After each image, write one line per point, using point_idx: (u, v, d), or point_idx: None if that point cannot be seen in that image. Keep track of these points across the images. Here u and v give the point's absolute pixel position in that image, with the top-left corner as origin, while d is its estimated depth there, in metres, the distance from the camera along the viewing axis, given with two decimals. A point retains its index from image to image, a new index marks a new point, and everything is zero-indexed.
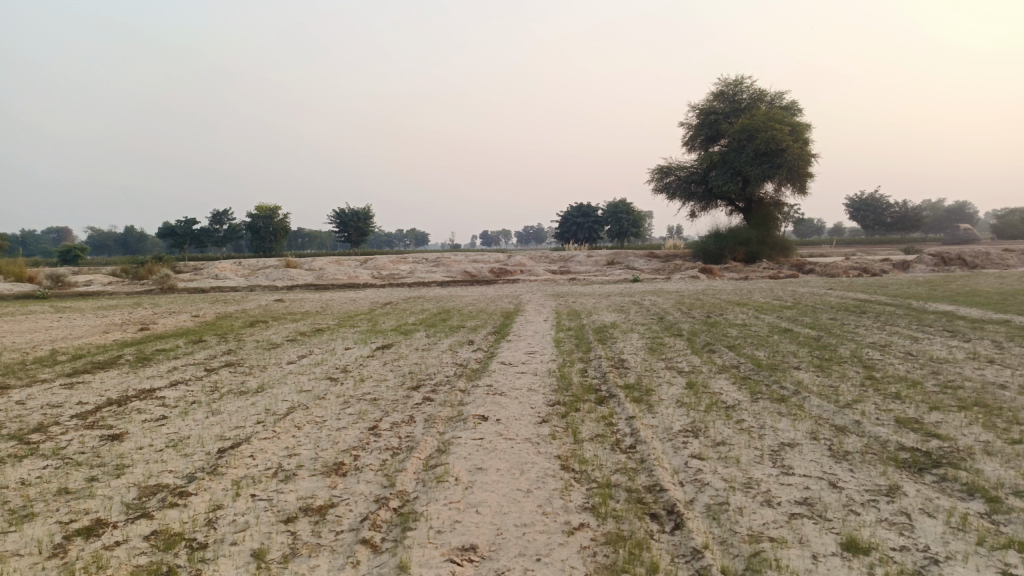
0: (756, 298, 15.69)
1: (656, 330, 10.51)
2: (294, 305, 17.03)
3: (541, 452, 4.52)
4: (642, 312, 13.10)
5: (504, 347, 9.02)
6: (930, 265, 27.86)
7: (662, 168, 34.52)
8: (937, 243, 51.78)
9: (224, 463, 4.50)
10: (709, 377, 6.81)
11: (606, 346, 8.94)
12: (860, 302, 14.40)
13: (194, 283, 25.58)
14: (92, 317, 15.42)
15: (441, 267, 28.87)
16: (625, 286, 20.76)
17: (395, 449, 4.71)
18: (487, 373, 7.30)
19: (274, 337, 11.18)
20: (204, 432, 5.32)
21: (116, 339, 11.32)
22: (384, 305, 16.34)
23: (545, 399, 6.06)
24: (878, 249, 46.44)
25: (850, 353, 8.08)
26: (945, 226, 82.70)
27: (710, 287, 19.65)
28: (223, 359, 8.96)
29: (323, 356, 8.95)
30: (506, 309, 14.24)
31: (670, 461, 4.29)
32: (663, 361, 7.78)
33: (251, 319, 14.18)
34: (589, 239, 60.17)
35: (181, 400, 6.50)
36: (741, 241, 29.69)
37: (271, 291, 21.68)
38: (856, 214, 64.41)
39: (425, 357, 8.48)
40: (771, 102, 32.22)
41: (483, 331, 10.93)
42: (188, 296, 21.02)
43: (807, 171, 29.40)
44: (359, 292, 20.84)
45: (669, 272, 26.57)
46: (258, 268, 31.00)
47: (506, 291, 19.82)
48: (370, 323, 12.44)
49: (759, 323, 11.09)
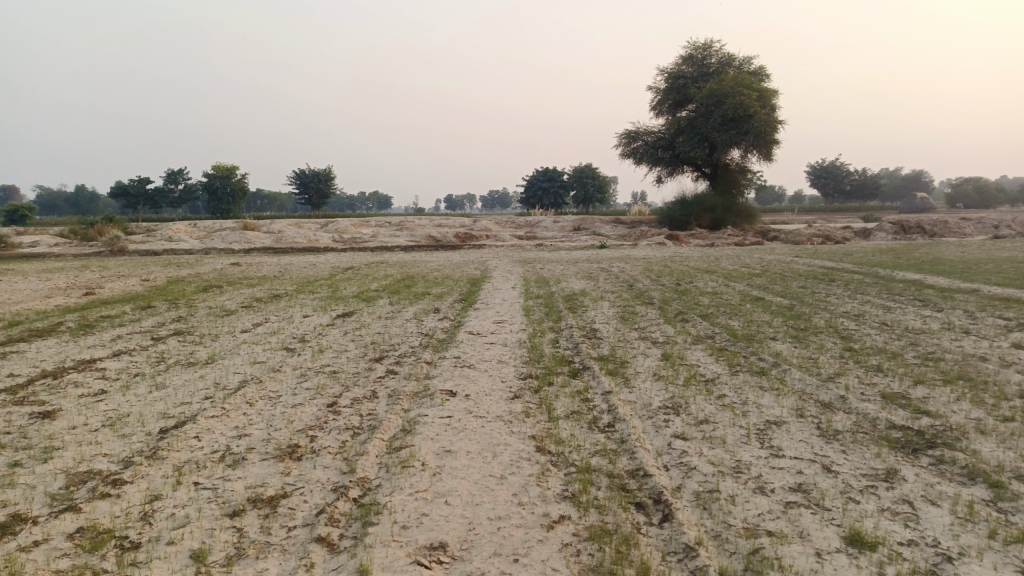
0: (725, 266, 15.55)
1: (626, 298, 10.25)
2: (251, 270, 16.37)
3: (514, 432, 4.20)
4: (612, 279, 12.83)
5: (472, 316, 8.66)
6: (890, 233, 28.14)
7: (629, 133, 34.09)
8: (894, 211, 52.55)
9: (166, 446, 4.08)
10: (685, 349, 6.56)
11: (577, 315, 8.64)
12: (827, 270, 14.34)
13: (147, 245, 24.62)
14: (34, 280, 14.58)
15: (405, 231, 28.28)
16: (592, 253, 20.45)
17: (355, 429, 4.35)
18: (454, 343, 6.94)
19: (228, 303, 10.63)
20: (146, 409, 4.87)
21: (58, 304, 10.65)
22: (345, 270, 15.79)
23: (515, 372, 5.74)
24: (839, 217, 46.92)
25: (826, 323, 7.90)
26: (902, 194, 84.20)
27: (677, 254, 19.52)
28: (173, 327, 8.43)
29: (281, 324, 8.49)
30: (472, 276, 13.85)
31: (652, 442, 4.01)
32: (636, 332, 7.52)
33: (204, 284, 13.54)
34: (555, 205, 59.83)
35: (123, 373, 6.02)
36: (706, 208, 29.61)
37: (228, 255, 20.92)
38: (817, 182, 65.13)
39: (389, 326, 8.09)
40: (739, 67, 31.94)
41: (449, 298, 10.53)
42: (140, 259, 20.08)
43: (774, 138, 29.32)
44: (320, 256, 20.22)
45: (635, 238, 26.36)
46: (214, 231, 29.93)
47: (472, 256, 19.36)
48: (330, 290, 11.92)
49: (730, 291, 10.89)
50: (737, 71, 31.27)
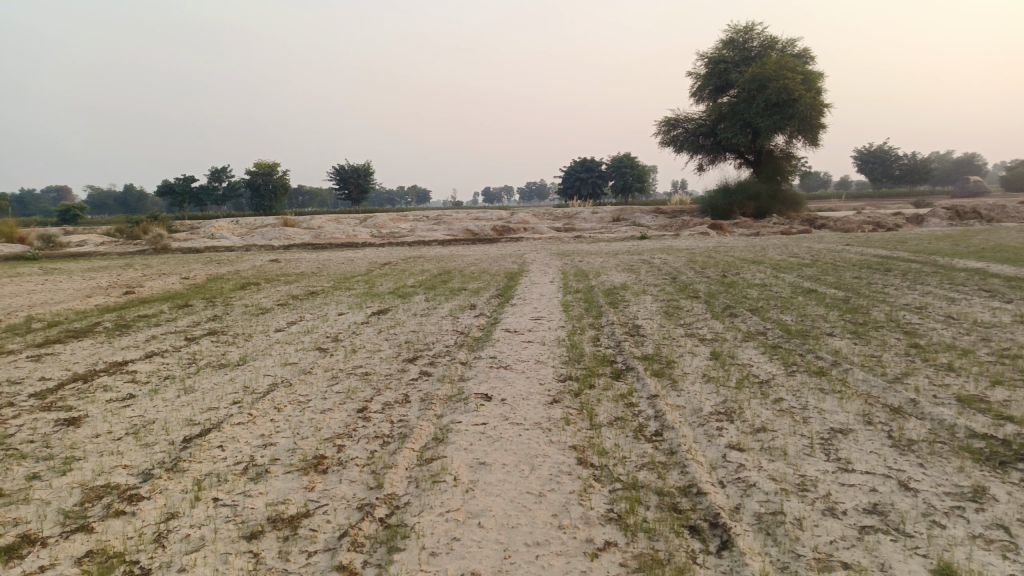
0: (772, 256, 14.97)
1: (670, 292, 9.85)
2: (290, 266, 16.36)
3: (554, 442, 3.90)
4: (654, 272, 12.40)
5: (509, 312, 8.35)
6: (944, 218, 26.99)
7: (669, 120, 33.36)
8: (946, 196, 50.65)
9: (188, 457, 3.89)
10: (736, 347, 6.17)
11: (619, 311, 8.28)
12: (882, 259, 13.65)
13: (189, 242, 24.94)
14: (78, 280, 14.74)
15: (443, 225, 28.13)
16: (633, 244, 19.94)
17: (385, 438, 4.09)
18: (491, 342, 6.66)
19: (264, 300, 10.55)
20: (171, 416, 4.70)
21: (98, 304, 10.68)
22: (383, 265, 15.62)
23: (554, 374, 5.42)
24: (888, 203, 45.36)
25: (886, 317, 7.40)
26: (954, 179, 81.30)
27: (720, 244, 18.91)
28: (207, 327, 8.33)
29: (314, 323, 8.31)
30: (510, 270, 13.54)
31: (705, 454, 3.67)
32: (682, 328, 7.13)
33: (242, 281, 13.51)
34: (593, 196, 59.19)
35: (153, 375, 5.89)
36: (750, 196, 28.80)
37: (267, 251, 20.99)
38: (864, 167, 63.25)
39: (424, 324, 7.85)
40: (783, 50, 30.95)
41: (486, 294, 10.25)
42: (182, 257, 20.25)
43: (820, 122, 28.35)
44: (358, 251, 20.16)
45: (677, 229, 25.75)
46: (254, 228, 30.18)
47: (510, 250, 19.06)
48: (366, 286, 11.75)
49: (780, 283, 10.40)
50: (780, 53, 30.35)
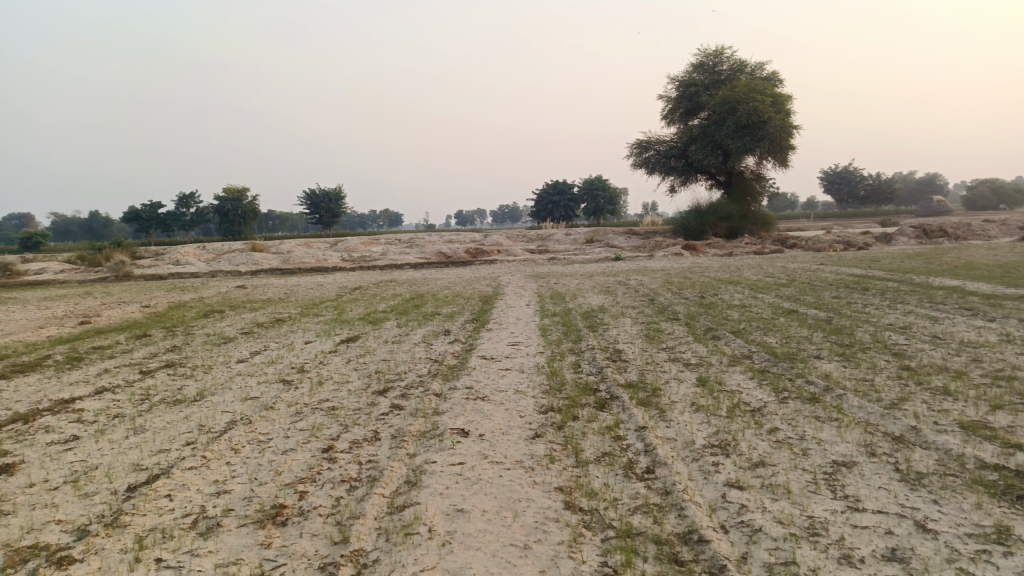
0: (747, 276, 14.86)
1: (649, 314, 9.62)
2: (257, 292, 15.86)
3: (537, 483, 3.57)
4: (631, 294, 12.19)
5: (484, 338, 8.03)
6: (912, 237, 27.30)
7: (640, 142, 33.52)
8: (910, 216, 51.55)
9: (131, 510, 3.49)
10: (722, 372, 5.91)
11: (598, 335, 8.00)
12: (858, 278, 13.59)
13: (154, 270, 24.23)
14: (32, 310, 14.08)
15: (415, 248, 27.78)
16: (608, 266, 19.77)
17: (353, 482, 3.73)
18: (466, 371, 6.32)
19: (227, 329, 10.08)
20: (116, 460, 4.28)
21: (50, 335, 10.12)
22: (353, 290, 15.22)
23: (535, 405, 5.10)
24: (855, 223, 46.08)
25: (871, 338, 7.22)
26: (917, 198, 82.99)
27: (695, 265, 18.85)
28: (164, 359, 7.86)
29: (280, 352, 7.90)
30: (484, 294, 13.23)
31: (702, 494, 3.37)
32: (665, 352, 6.87)
33: (206, 309, 13.01)
34: (565, 218, 59.28)
35: (101, 414, 5.45)
36: (722, 216, 28.91)
37: (234, 277, 20.46)
38: (830, 187, 64.37)
39: (396, 352, 7.49)
40: (751, 73, 31.33)
41: (460, 319, 9.91)
42: (145, 284, 19.61)
43: (790, 143, 28.62)
44: (328, 276, 19.72)
45: (650, 250, 25.69)
46: (221, 254, 29.54)
47: (483, 272, 18.79)
48: (335, 312, 11.34)
49: (759, 303, 10.23)
50: (749, 76, 30.68)
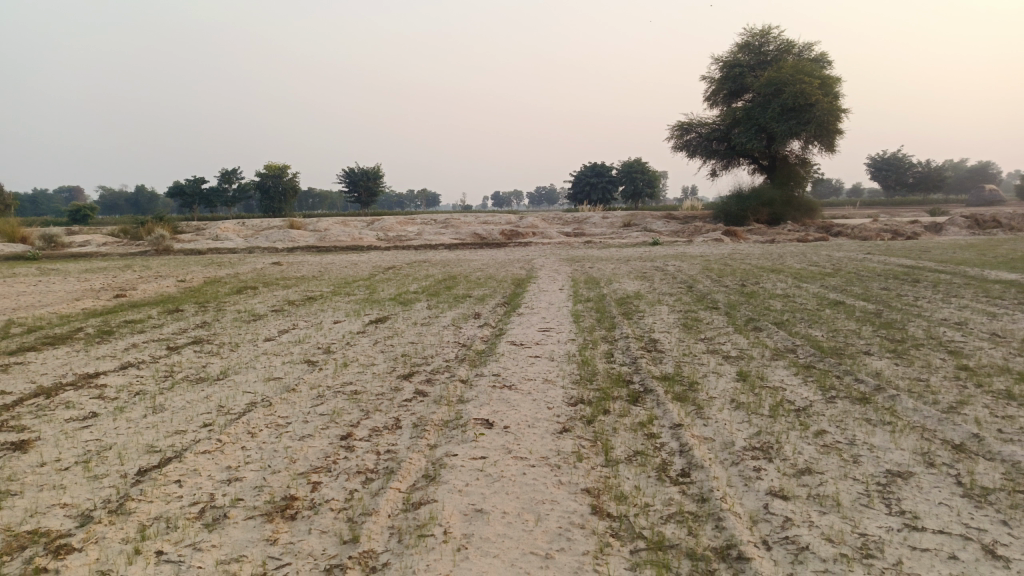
0: (790, 264, 14.35)
1: (687, 302, 9.29)
2: (291, 270, 15.85)
3: (563, 484, 3.34)
4: (669, 280, 11.82)
5: (515, 323, 7.79)
6: (963, 227, 26.22)
7: (681, 125, 32.77)
8: (961, 205, 49.77)
9: (138, 496, 3.34)
10: (764, 366, 5.59)
11: (633, 323, 7.71)
12: (908, 269, 13.00)
13: (192, 244, 24.48)
14: (72, 281, 14.27)
15: (450, 228, 27.64)
16: (645, 250, 19.34)
17: (369, 474, 3.54)
18: (494, 357, 6.10)
19: (258, 306, 10.01)
20: (130, 441, 4.16)
21: (85, 308, 10.17)
22: (386, 270, 15.09)
23: (564, 396, 4.85)
24: (903, 211, 44.64)
25: (925, 334, 6.79)
26: (969, 187, 80.09)
27: (735, 251, 18.33)
28: (192, 335, 7.79)
29: (307, 332, 7.76)
30: (517, 276, 12.99)
31: (742, 503, 3.09)
32: (703, 343, 6.56)
33: (240, 285, 13.01)
34: (603, 201, 58.60)
35: (123, 391, 5.36)
36: (764, 202, 28.12)
37: (271, 254, 20.54)
38: (877, 174, 62.52)
39: (424, 335, 7.29)
40: (799, 54, 30.30)
41: (491, 302, 9.70)
42: (183, 259, 19.80)
43: (837, 128, 27.66)
44: (363, 255, 19.67)
45: (689, 235, 25.13)
46: (260, 229, 29.71)
47: (518, 255, 18.53)
48: (367, 292, 11.22)
49: (804, 294, 9.80)
50: (797, 58, 29.69)
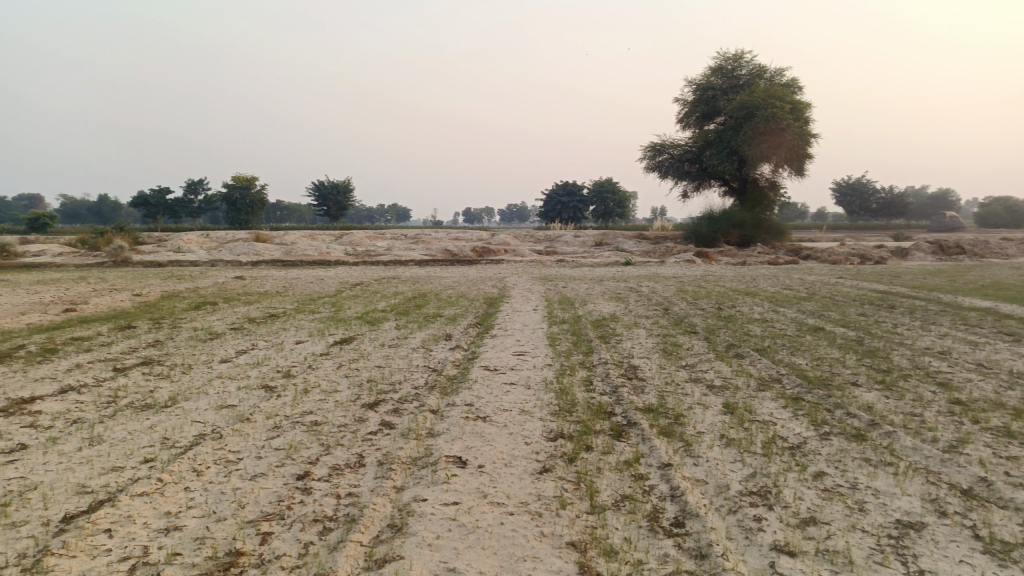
0: (765, 287, 14.25)
1: (665, 326, 9.03)
2: (255, 284, 15.30)
3: (547, 535, 2.99)
4: (644, 302, 11.58)
5: (488, 346, 7.44)
6: (928, 252, 26.56)
7: (654, 145, 32.87)
8: (924, 230, 50.73)
9: (58, 550, 2.90)
10: (752, 398, 5.32)
11: (611, 347, 7.40)
12: (882, 294, 12.92)
13: (153, 256, 23.70)
14: (21, 293, 13.55)
15: (421, 244, 27.24)
16: (618, 270, 19.16)
17: (327, 523, 3.15)
18: (467, 384, 5.74)
19: (217, 323, 9.52)
20: (59, 480, 3.70)
21: (30, 323, 9.56)
22: (354, 286, 14.64)
23: (542, 430, 4.51)
24: (868, 236, 45.34)
25: (911, 364, 6.59)
26: (929, 213, 81.98)
27: (708, 273, 18.22)
28: (143, 355, 7.29)
29: (267, 353, 7.31)
30: (490, 295, 12.66)
31: (747, 561, 2.77)
32: (685, 371, 6.27)
33: (199, 300, 12.45)
34: (574, 219, 58.60)
35: (60, 419, 4.88)
36: (735, 224, 28.22)
37: (235, 267, 19.93)
38: (842, 199, 63.61)
39: (392, 358, 6.90)
40: (770, 79, 30.63)
41: (463, 322, 9.33)
42: (142, 271, 19.08)
43: (807, 152, 27.91)
44: (330, 270, 19.18)
45: (660, 255, 25.09)
46: (224, 242, 28.93)
47: (489, 272, 18.19)
48: (332, 310, 10.77)
49: (781, 318, 9.62)
50: (768, 82, 29.98)
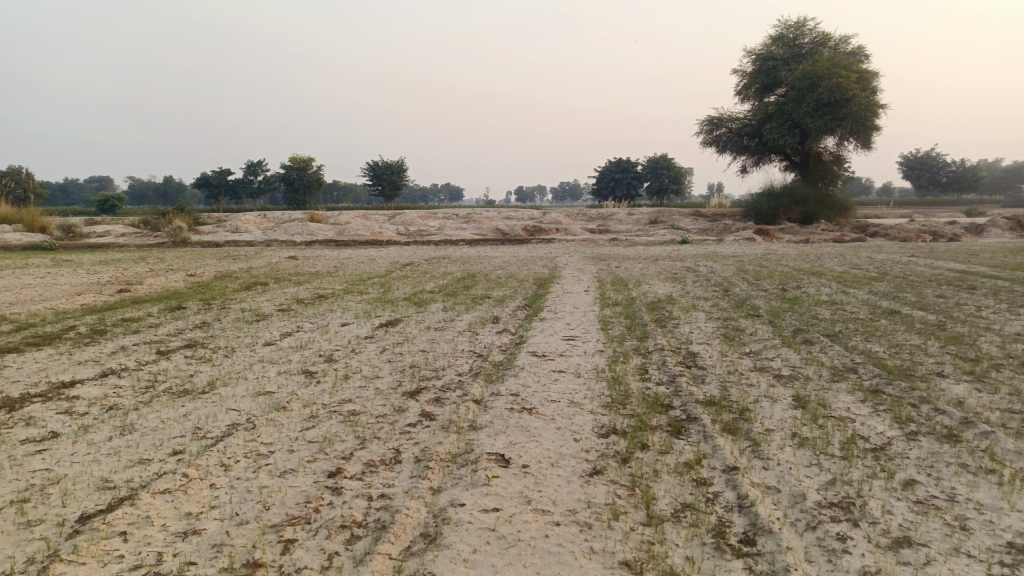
0: (830, 267, 13.50)
1: (725, 308, 8.52)
2: (306, 264, 15.26)
3: (597, 552, 2.65)
4: (702, 283, 11.06)
5: (537, 329, 7.09)
6: (1006, 229, 24.97)
7: (711, 120, 31.77)
8: (999, 205, 48.04)
9: (69, 555, 2.70)
10: (825, 391, 4.85)
11: (668, 332, 6.97)
12: (960, 274, 12.06)
13: (210, 236, 24.08)
14: (81, 274, 13.79)
15: (472, 224, 27.01)
16: (673, 249, 18.56)
17: (356, 531, 2.87)
18: (514, 371, 5.42)
19: (264, 304, 9.41)
20: (84, 473, 3.53)
21: (84, 304, 9.61)
22: (403, 266, 14.48)
23: (594, 425, 4.15)
24: (939, 211, 43.21)
25: (1002, 351, 5.97)
26: (1005, 187, 77.75)
27: (769, 251, 17.45)
28: (188, 337, 7.20)
29: (311, 336, 7.13)
30: (540, 275, 12.30)
31: None
32: (749, 359, 5.82)
33: (250, 281, 12.44)
34: (627, 197, 57.52)
35: (96, 405, 4.75)
36: (797, 200, 27.09)
37: (288, 247, 20.08)
38: (910, 173, 60.79)
39: (437, 342, 6.63)
40: (835, 47, 29.18)
41: (512, 304, 9.01)
42: (199, 251, 19.36)
43: (874, 124, 26.52)
44: (381, 250, 19.11)
45: (718, 233, 24.29)
46: (280, 222, 29.26)
47: (540, 252, 17.83)
48: (380, 290, 10.59)
49: (852, 300, 8.99)
50: (834, 51, 28.57)
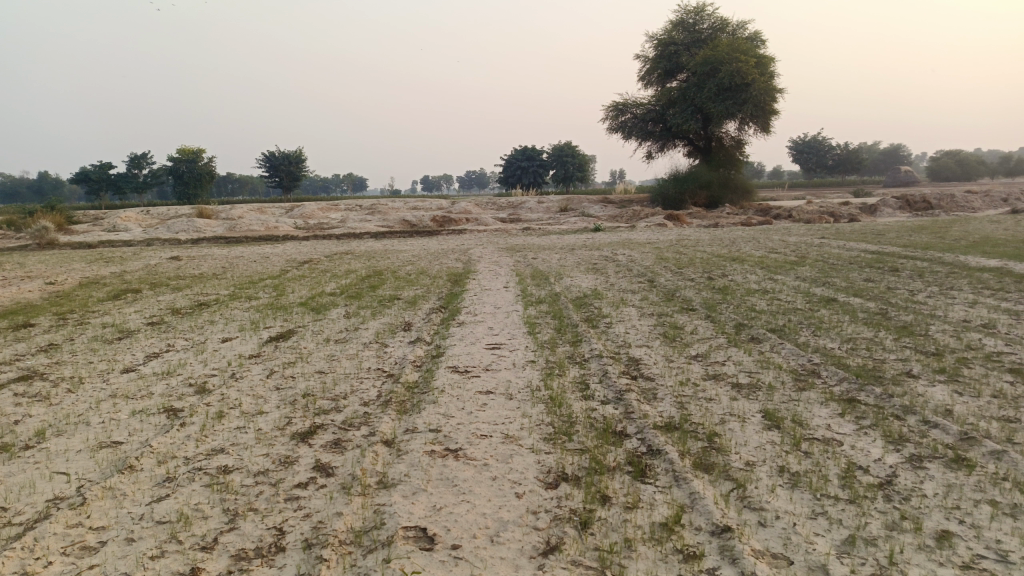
0: (748, 251, 13.20)
1: (657, 302, 7.84)
2: (190, 266, 13.69)
3: None
4: (625, 273, 10.41)
5: (455, 338, 6.19)
6: (896, 208, 25.87)
7: (616, 105, 31.43)
8: (881, 186, 50.45)
9: None
10: (794, 403, 4.18)
11: (602, 335, 6.19)
12: (875, 256, 11.92)
13: (83, 236, 21.71)
14: None
15: (377, 215, 25.69)
16: (587, 237, 18.00)
17: None
18: (431, 395, 4.50)
19: (133, 317, 8.04)
20: None
21: None
22: (301, 265, 13.16)
23: (537, 469, 3.29)
24: (830, 193, 44.87)
25: (960, 343, 5.52)
26: (884, 168, 82.58)
27: (683, 237, 17.12)
28: (27, 365, 5.85)
29: (183, 357, 5.94)
30: (453, 271, 11.34)
31: None
32: (699, 365, 5.11)
33: (122, 287, 10.86)
34: (534, 185, 57.00)
35: None
36: (702, 184, 27.22)
37: (173, 246, 18.25)
38: (799, 157, 63.23)
39: (338, 359, 5.61)
40: (733, 33, 29.49)
41: (424, 306, 8.04)
42: (67, 254, 17.24)
43: (773, 108, 26.92)
44: (278, 246, 17.60)
45: (628, 220, 23.95)
46: (165, 219, 26.91)
47: (451, 244, 16.85)
48: (273, 295, 9.36)
49: (783, 289, 8.52)
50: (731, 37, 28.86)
